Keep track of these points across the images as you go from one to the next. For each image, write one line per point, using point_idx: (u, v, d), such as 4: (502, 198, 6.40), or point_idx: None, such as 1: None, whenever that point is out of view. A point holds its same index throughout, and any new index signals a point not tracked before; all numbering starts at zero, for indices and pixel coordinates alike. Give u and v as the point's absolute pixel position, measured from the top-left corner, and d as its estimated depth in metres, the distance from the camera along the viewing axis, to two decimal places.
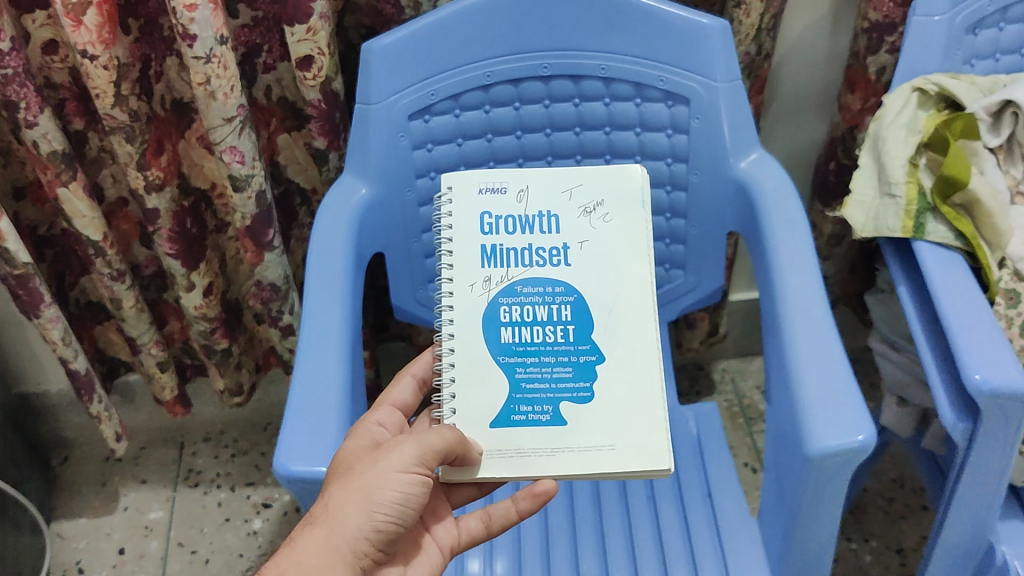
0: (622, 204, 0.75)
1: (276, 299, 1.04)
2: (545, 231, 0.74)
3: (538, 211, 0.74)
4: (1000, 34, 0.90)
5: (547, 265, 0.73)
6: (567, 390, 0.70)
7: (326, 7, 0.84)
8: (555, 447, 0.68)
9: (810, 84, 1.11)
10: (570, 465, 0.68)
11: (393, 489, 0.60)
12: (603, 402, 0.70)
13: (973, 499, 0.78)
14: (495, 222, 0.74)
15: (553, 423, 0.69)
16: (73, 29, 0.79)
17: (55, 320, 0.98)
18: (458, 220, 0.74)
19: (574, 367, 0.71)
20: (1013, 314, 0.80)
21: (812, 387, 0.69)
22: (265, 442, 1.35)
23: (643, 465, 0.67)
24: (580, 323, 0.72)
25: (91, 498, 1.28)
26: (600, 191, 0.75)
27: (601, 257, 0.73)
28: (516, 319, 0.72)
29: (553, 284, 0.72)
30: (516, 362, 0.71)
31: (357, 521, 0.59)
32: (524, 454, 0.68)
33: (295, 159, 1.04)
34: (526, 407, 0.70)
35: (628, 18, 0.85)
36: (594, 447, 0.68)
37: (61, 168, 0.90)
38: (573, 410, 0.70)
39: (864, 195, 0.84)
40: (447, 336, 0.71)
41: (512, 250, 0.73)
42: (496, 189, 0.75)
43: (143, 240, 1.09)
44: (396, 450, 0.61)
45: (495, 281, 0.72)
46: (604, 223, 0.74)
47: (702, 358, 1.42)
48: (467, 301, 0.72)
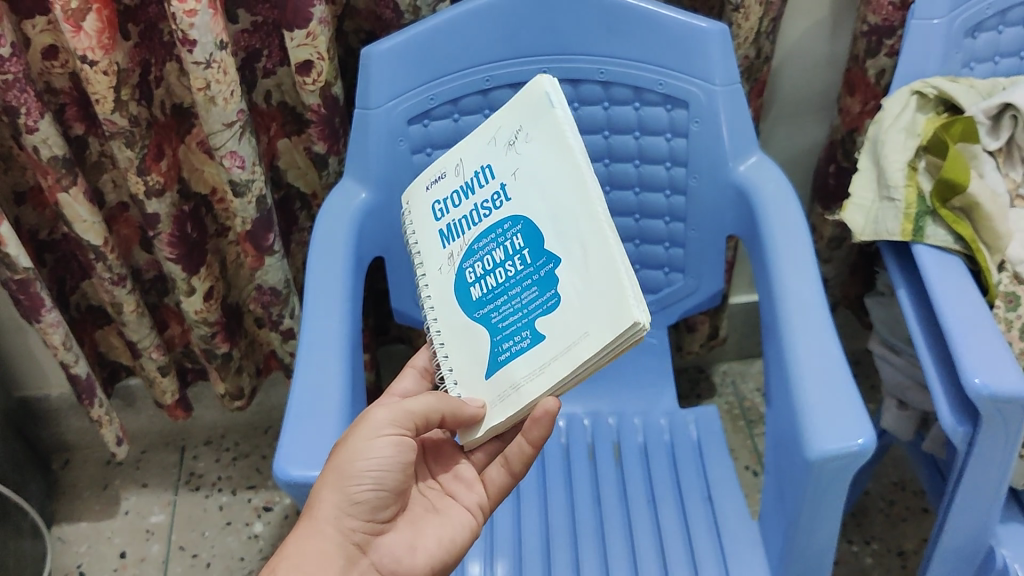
0: (536, 119, 0.68)
1: (277, 303, 1.04)
2: (483, 186, 0.70)
3: (474, 171, 0.71)
4: (999, 36, 0.90)
5: (495, 210, 0.68)
6: (537, 307, 0.64)
7: (326, 12, 0.85)
8: (542, 363, 0.62)
9: (810, 87, 1.11)
10: (557, 373, 0.61)
11: (364, 460, 0.62)
12: (569, 298, 0.62)
13: (974, 503, 0.78)
14: (444, 204, 0.72)
15: (534, 343, 0.63)
16: (73, 35, 0.79)
17: (55, 325, 0.98)
18: (417, 221, 0.74)
19: (539, 284, 0.64)
20: (1013, 317, 0.79)
21: (804, 384, 0.70)
22: (266, 445, 1.35)
23: (618, 337, 0.59)
24: (533, 242, 0.65)
25: (92, 501, 1.29)
26: (516, 119, 0.69)
27: (536, 168, 0.67)
28: (480, 274, 0.68)
29: (503, 223, 0.67)
30: (489, 313, 0.66)
31: (334, 500, 0.62)
32: (518, 387, 0.63)
33: (295, 164, 1.04)
34: (508, 344, 0.65)
35: (626, 22, 0.85)
36: (574, 342, 0.61)
37: (61, 172, 0.90)
38: (548, 322, 0.63)
39: (864, 198, 0.85)
40: (430, 317, 0.70)
41: (463, 217, 0.70)
42: (439, 177, 0.74)
43: (143, 244, 1.09)
44: (364, 420, 0.64)
45: (457, 253, 0.70)
46: (529, 144, 0.68)
47: (702, 361, 1.42)
48: (439, 283, 0.71)
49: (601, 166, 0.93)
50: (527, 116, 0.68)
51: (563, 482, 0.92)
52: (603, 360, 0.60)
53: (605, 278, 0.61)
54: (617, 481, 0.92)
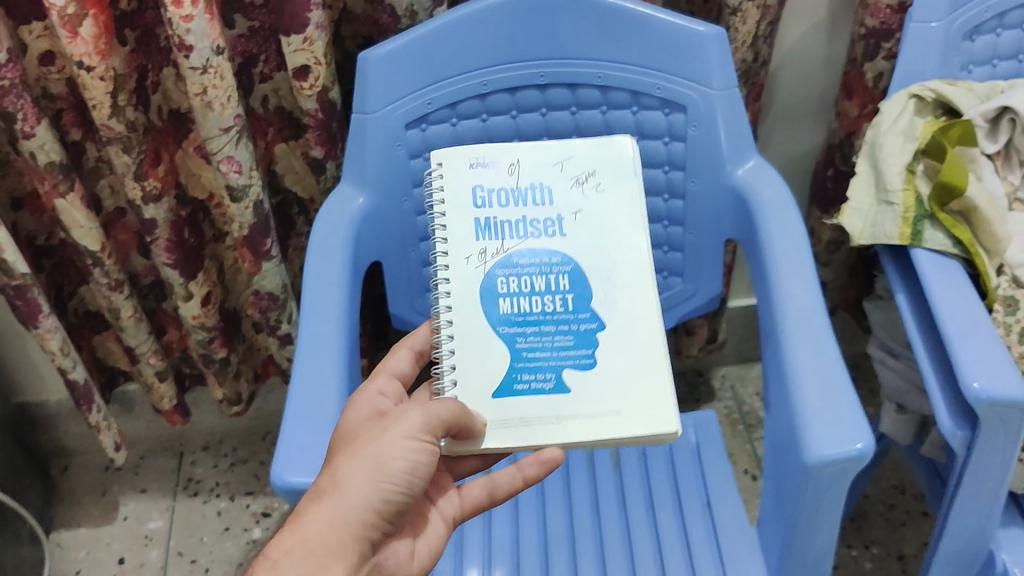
0: (612, 174, 0.76)
1: (274, 308, 1.04)
2: (539, 203, 0.74)
3: (530, 183, 0.75)
4: (998, 39, 0.90)
5: (543, 236, 0.73)
6: (570, 358, 0.69)
7: (322, 17, 0.84)
8: (560, 415, 0.67)
9: (809, 90, 1.11)
10: (577, 433, 0.66)
11: (402, 456, 0.57)
12: (607, 368, 0.69)
13: (972, 507, 0.78)
14: (487, 196, 0.74)
15: (557, 391, 0.68)
16: (70, 41, 0.79)
17: (53, 330, 0.98)
18: (449, 196, 0.74)
19: (576, 336, 0.70)
20: (1012, 321, 0.79)
21: (805, 390, 0.69)
22: (264, 450, 1.34)
23: (649, 428, 0.66)
24: (579, 291, 0.71)
25: (91, 507, 1.28)
26: (590, 161, 0.76)
27: (595, 224, 0.74)
28: (513, 291, 0.71)
29: (549, 255, 0.72)
30: (516, 333, 0.70)
31: (366, 490, 0.56)
32: (529, 424, 0.67)
33: (292, 168, 1.04)
34: (528, 376, 0.69)
35: (624, 26, 0.85)
36: (599, 413, 0.67)
37: (58, 178, 0.90)
38: (575, 377, 0.69)
39: (862, 202, 0.84)
40: (444, 309, 0.71)
41: (507, 221, 0.73)
42: (486, 164, 0.75)
43: (141, 250, 1.09)
44: (403, 418, 0.59)
45: (490, 254, 0.72)
46: (597, 193, 0.75)
47: (701, 365, 1.41)
48: (462, 274, 0.72)
49: None
50: (605, 165, 0.76)
51: (562, 487, 0.92)
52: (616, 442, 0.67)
53: (647, 369, 0.69)
54: (616, 486, 0.91)
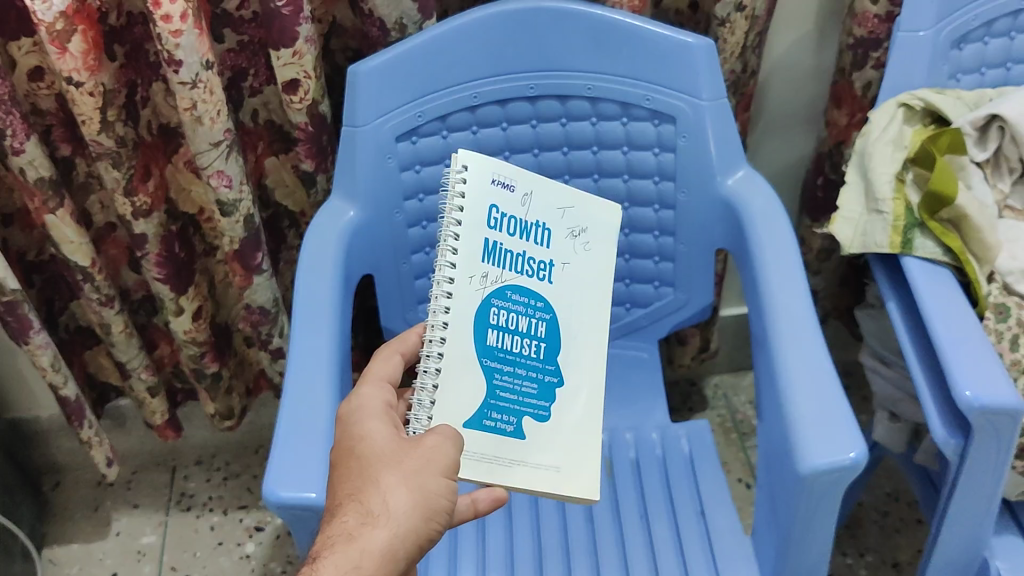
0: (600, 235, 0.78)
1: (266, 322, 1.03)
2: (539, 243, 0.74)
3: (535, 220, 0.74)
4: (986, 48, 0.91)
5: (532, 278, 0.73)
6: (531, 406, 0.71)
7: (311, 31, 0.84)
8: (512, 459, 0.68)
9: (799, 99, 1.11)
10: (521, 481, 0.68)
11: (447, 494, 0.58)
12: (560, 424, 0.71)
13: (966, 517, 0.77)
14: (501, 218, 0.72)
15: (515, 436, 0.69)
16: (59, 57, 0.79)
17: (44, 346, 0.98)
18: (469, 206, 0.71)
19: (540, 386, 0.72)
20: (1003, 328, 0.79)
21: (801, 403, 0.69)
22: (257, 464, 1.34)
23: (582, 489, 0.69)
24: (551, 343, 0.73)
25: (83, 523, 1.28)
26: (586, 217, 0.78)
27: (574, 283, 0.75)
28: (502, 325, 0.70)
29: (535, 298, 0.73)
30: (495, 367, 0.69)
31: (416, 526, 0.57)
32: (488, 461, 0.67)
33: (282, 182, 1.04)
34: (496, 415, 0.69)
35: (615, 37, 0.85)
36: (544, 467, 0.69)
37: (48, 195, 0.90)
38: (533, 427, 0.70)
39: (852, 211, 0.84)
40: (440, 325, 0.68)
41: (512, 251, 0.72)
42: (507, 185, 0.73)
43: (131, 265, 1.08)
44: (442, 452, 0.59)
45: (491, 280, 0.70)
46: (584, 250, 0.77)
47: (693, 374, 1.41)
48: (463, 295, 0.69)
49: (588, 180, 0.92)
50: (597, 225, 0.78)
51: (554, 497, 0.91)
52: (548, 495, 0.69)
53: (592, 434, 0.72)
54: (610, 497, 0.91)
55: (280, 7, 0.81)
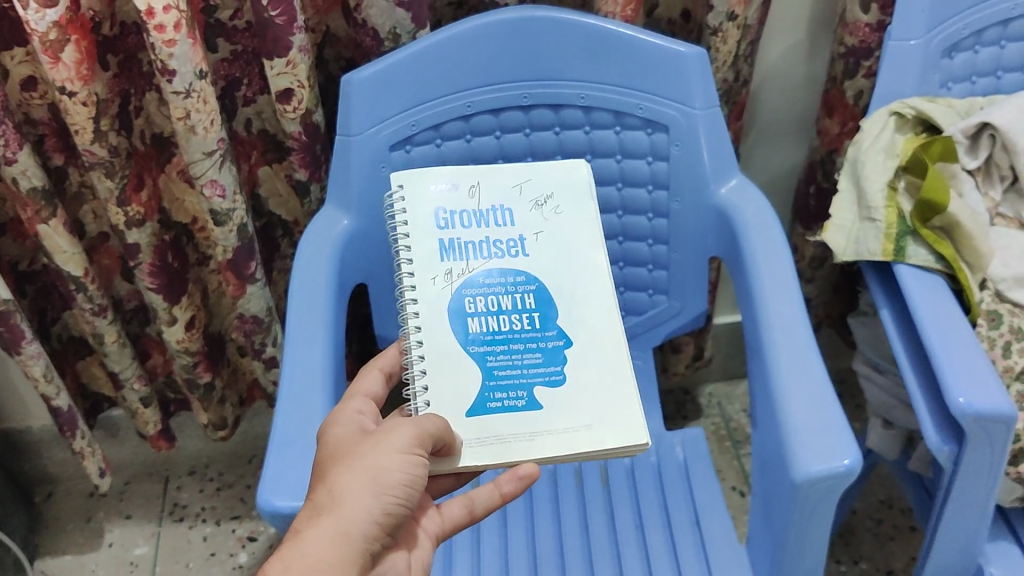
0: (570, 198, 0.78)
1: (259, 331, 1.03)
2: (500, 224, 0.76)
3: (491, 205, 0.77)
4: (976, 56, 0.91)
5: (506, 256, 0.75)
6: (539, 374, 0.70)
7: (305, 40, 0.84)
8: (534, 431, 0.67)
9: (790, 108, 1.11)
10: (551, 449, 0.66)
11: (400, 470, 0.57)
12: (576, 383, 0.70)
13: (960, 524, 0.77)
14: (450, 217, 0.76)
15: (531, 407, 0.68)
16: (52, 66, 0.78)
17: (37, 356, 0.98)
18: (413, 217, 0.75)
19: (544, 353, 0.71)
20: (996, 335, 0.79)
21: (795, 412, 0.69)
22: (250, 475, 1.33)
23: (622, 438, 0.67)
24: (544, 310, 0.73)
25: (76, 534, 1.27)
26: (547, 185, 0.79)
27: (556, 246, 0.76)
28: (481, 310, 0.72)
29: (516, 275, 0.74)
30: (486, 351, 0.70)
31: (368, 504, 0.55)
32: (504, 441, 0.67)
33: (276, 191, 1.04)
34: (500, 395, 0.69)
35: (607, 47, 0.86)
36: (571, 428, 0.67)
37: (41, 205, 0.89)
38: (547, 394, 0.69)
39: (845, 219, 0.85)
40: (413, 330, 0.71)
41: (471, 242, 0.75)
42: (449, 186, 0.77)
43: (124, 275, 1.08)
44: (393, 432, 0.59)
45: (456, 274, 0.73)
46: (554, 215, 0.77)
47: (687, 383, 1.41)
48: (430, 294, 0.72)
49: None
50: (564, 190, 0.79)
51: (550, 506, 0.91)
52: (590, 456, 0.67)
53: (620, 382, 0.70)
54: (605, 504, 0.91)
55: (274, 17, 0.81)
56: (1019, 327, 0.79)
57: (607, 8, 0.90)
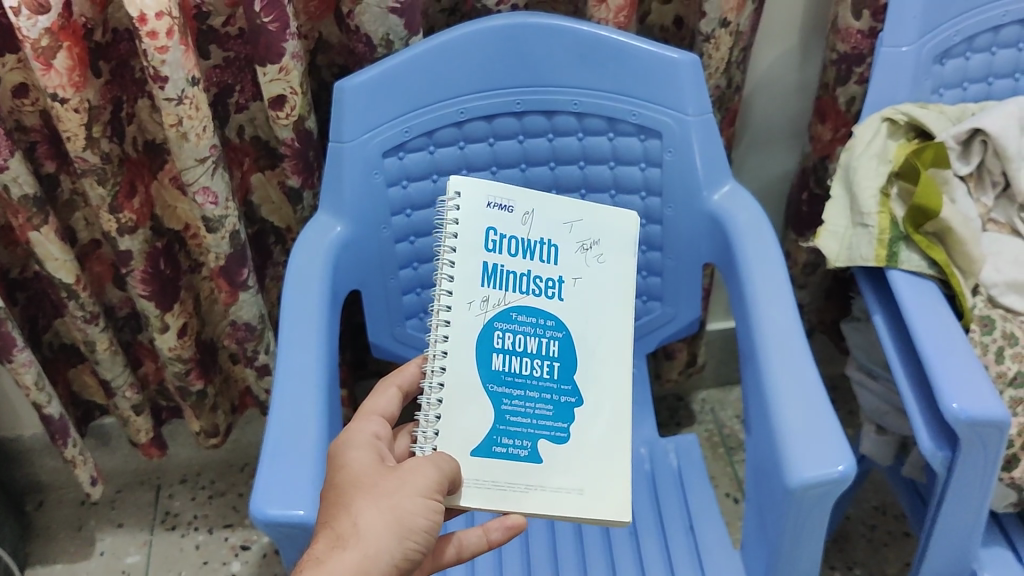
0: (612, 247, 0.77)
1: (252, 339, 1.03)
2: (545, 260, 0.74)
3: (540, 238, 0.75)
4: (968, 63, 0.91)
5: (540, 295, 0.73)
6: (546, 428, 0.70)
7: (297, 47, 0.84)
8: (530, 483, 0.67)
9: (782, 115, 1.12)
10: (542, 505, 0.67)
11: (423, 516, 0.57)
12: (580, 445, 0.70)
13: (954, 530, 0.77)
14: (500, 240, 0.73)
15: (530, 460, 0.68)
16: (43, 73, 0.78)
17: (28, 364, 0.97)
18: (463, 232, 0.73)
19: (556, 407, 0.71)
20: (988, 341, 0.80)
21: (789, 419, 0.69)
22: (242, 483, 1.33)
23: (609, 510, 0.68)
24: (565, 362, 0.72)
25: (67, 543, 1.27)
26: (595, 229, 0.77)
27: (587, 298, 0.75)
28: (507, 348, 0.71)
29: (545, 317, 0.73)
30: (503, 393, 0.70)
31: (391, 545, 0.55)
32: (500, 488, 0.66)
33: (268, 198, 1.04)
34: (507, 440, 0.68)
35: (600, 53, 0.86)
36: (564, 490, 0.68)
37: (32, 212, 0.89)
38: (550, 449, 0.69)
39: (838, 225, 0.85)
40: (440, 354, 0.69)
41: (513, 272, 0.73)
42: (505, 207, 0.74)
43: (116, 282, 1.08)
44: (417, 474, 0.59)
45: (492, 303, 0.71)
46: (594, 264, 0.76)
47: (681, 389, 1.41)
48: (462, 320, 0.70)
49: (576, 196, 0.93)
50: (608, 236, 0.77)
51: None
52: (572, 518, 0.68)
53: (617, 454, 0.71)
54: None
55: (266, 23, 0.81)
56: (1011, 333, 0.79)
57: (600, 15, 0.89)
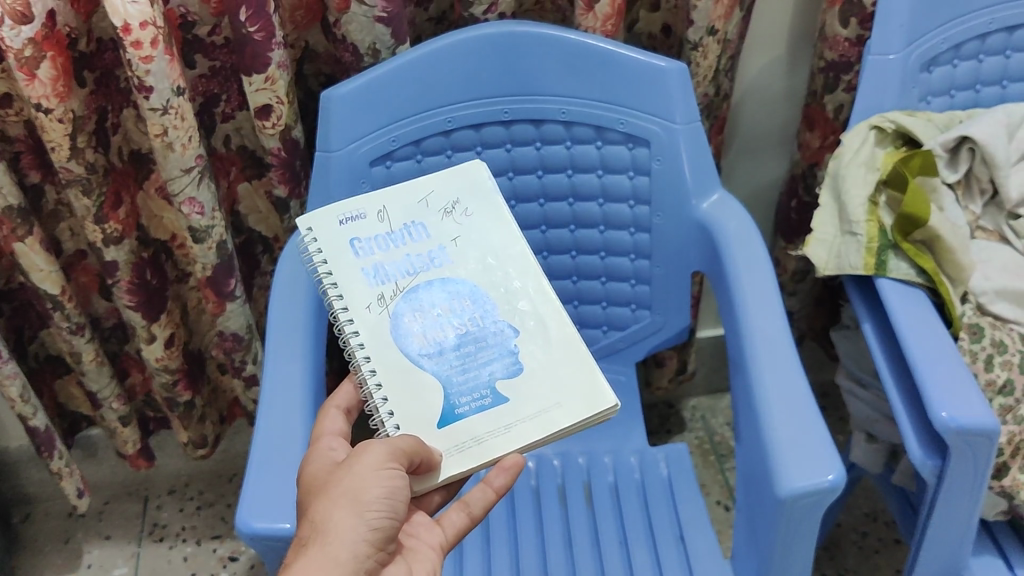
0: (475, 196, 0.78)
1: (240, 349, 1.02)
2: (416, 239, 0.75)
3: (402, 223, 0.75)
4: (955, 70, 0.91)
5: (432, 268, 0.73)
6: (496, 368, 0.69)
7: (283, 57, 0.84)
8: (509, 423, 0.66)
9: (771, 121, 1.11)
10: (529, 433, 0.65)
11: (377, 485, 0.57)
12: (533, 367, 0.69)
13: (944, 539, 0.77)
14: (366, 243, 0.74)
15: (496, 403, 0.67)
16: (28, 83, 0.78)
17: (12, 376, 0.96)
18: (330, 255, 0.73)
19: (495, 348, 0.70)
20: (977, 349, 0.79)
21: (778, 427, 0.69)
22: (231, 493, 1.32)
23: (588, 408, 0.66)
24: (482, 308, 0.72)
25: (54, 555, 1.26)
26: (452, 191, 0.78)
27: (476, 245, 0.75)
28: (422, 327, 0.70)
29: (449, 283, 0.73)
30: (438, 366, 0.68)
31: (350, 523, 0.56)
32: (482, 441, 0.65)
33: (256, 208, 1.04)
34: (465, 399, 0.67)
35: (585, 61, 0.85)
36: (543, 410, 0.66)
37: (17, 223, 0.88)
38: (509, 385, 0.68)
39: (826, 232, 0.84)
40: (363, 360, 0.68)
41: (395, 262, 0.73)
42: (357, 216, 0.75)
43: (102, 292, 1.07)
44: (367, 452, 0.59)
45: (390, 296, 0.71)
46: (466, 217, 0.77)
47: (671, 397, 1.41)
48: (369, 321, 0.70)
49: (564, 205, 0.92)
50: (466, 189, 0.78)
51: (534, 522, 0.91)
52: (568, 432, 0.66)
53: (570, 357, 0.69)
54: (588, 522, 0.90)
55: (252, 33, 0.80)
56: (1000, 341, 0.79)
57: (587, 23, 0.89)
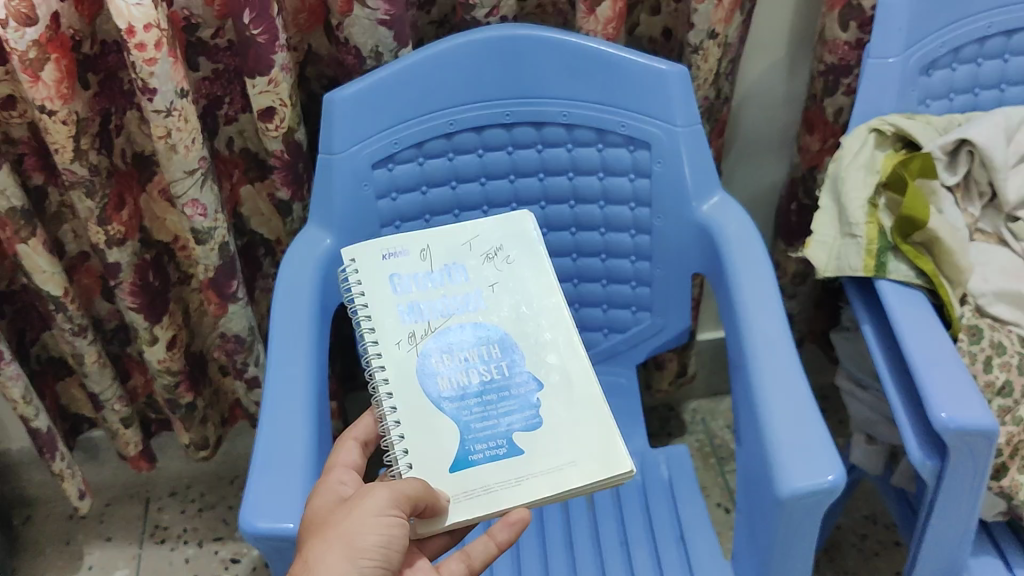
0: (517, 244, 0.79)
1: (241, 351, 1.02)
2: (454, 279, 0.76)
3: (443, 264, 0.77)
4: (954, 74, 0.92)
5: (465, 311, 0.74)
6: (518, 420, 0.69)
7: (287, 59, 0.84)
8: (519, 476, 0.66)
9: (770, 124, 1.12)
10: (537, 489, 0.65)
11: (373, 532, 0.57)
12: (552, 423, 0.69)
13: (943, 542, 0.77)
14: (405, 279, 0.76)
15: (511, 454, 0.67)
16: (31, 85, 0.78)
17: (15, 377, 0.97)
18: (369, 287, 0.75)
19: (519, 400, 0.70)
20: (976, 350, 0.80)
21: (780, 429, 0.69)
22: (232, 495, 1.32)
23: (604, 469, 0.66)
24: (510, 358, 0.72)
25: (55, 557, 1.26)
26: (497, 237, 0.79)
27: (512, 292, 0.76)
28: (449, 369, 0.71)
29: (478, 326, 0.74)
30: (459, 409, 0.69)
31: (341, 569, 0.56)
32: (491, 491, 0.65)
33: (258, 211, 1.04)
34: (481, 446, 0.67)
35: (587, 64, 0.86)
36: (555, 468, 0.66)
37: (21, 225, 0.89)
38: (527, 438, 0.68)
39: (826, 235, 0.85)
40: (386, 395, 0.70)
41: (428, 300, 0.75)
42: (397, 253, 0.77)
43: (104, 294, 1.07)
44: (371, 494, 0.59)
45: (420, 335, 0.73)
46: (507, 265, 0.78)
47: (671, 400, 1.41)
48: (395, 358, 0.71)
49: (565, 207, 0.93)
50: (508, 236, 0.79)
51: (535, 522, 0.91)
52: (579, 493, 0.66)
53: (597, 418, 0.69)
54: (589, 523, 0.90)
55: (255, 35, 0.81)
56: (999, 343, 0.80)
57: (588, 26, 0.90)
